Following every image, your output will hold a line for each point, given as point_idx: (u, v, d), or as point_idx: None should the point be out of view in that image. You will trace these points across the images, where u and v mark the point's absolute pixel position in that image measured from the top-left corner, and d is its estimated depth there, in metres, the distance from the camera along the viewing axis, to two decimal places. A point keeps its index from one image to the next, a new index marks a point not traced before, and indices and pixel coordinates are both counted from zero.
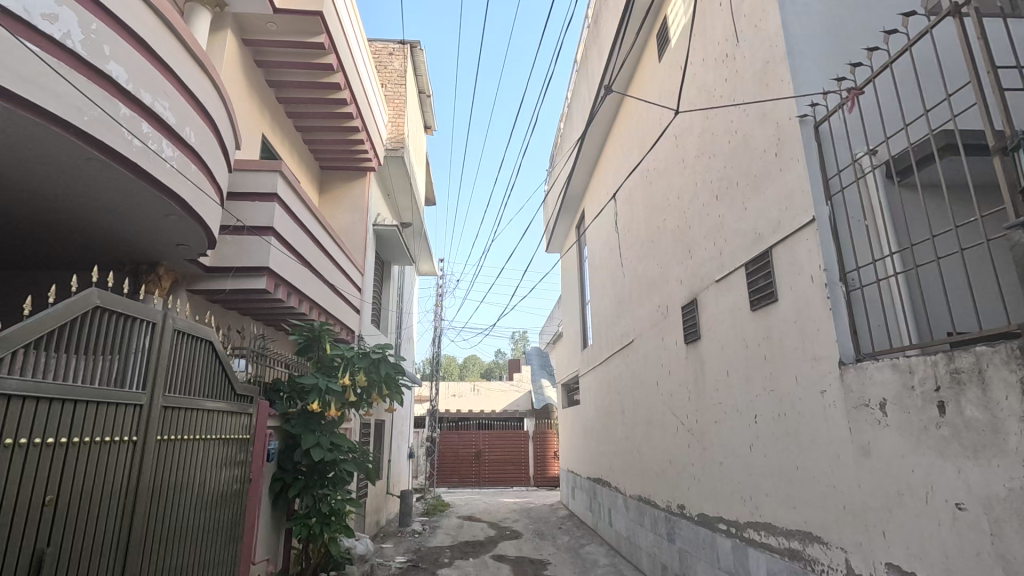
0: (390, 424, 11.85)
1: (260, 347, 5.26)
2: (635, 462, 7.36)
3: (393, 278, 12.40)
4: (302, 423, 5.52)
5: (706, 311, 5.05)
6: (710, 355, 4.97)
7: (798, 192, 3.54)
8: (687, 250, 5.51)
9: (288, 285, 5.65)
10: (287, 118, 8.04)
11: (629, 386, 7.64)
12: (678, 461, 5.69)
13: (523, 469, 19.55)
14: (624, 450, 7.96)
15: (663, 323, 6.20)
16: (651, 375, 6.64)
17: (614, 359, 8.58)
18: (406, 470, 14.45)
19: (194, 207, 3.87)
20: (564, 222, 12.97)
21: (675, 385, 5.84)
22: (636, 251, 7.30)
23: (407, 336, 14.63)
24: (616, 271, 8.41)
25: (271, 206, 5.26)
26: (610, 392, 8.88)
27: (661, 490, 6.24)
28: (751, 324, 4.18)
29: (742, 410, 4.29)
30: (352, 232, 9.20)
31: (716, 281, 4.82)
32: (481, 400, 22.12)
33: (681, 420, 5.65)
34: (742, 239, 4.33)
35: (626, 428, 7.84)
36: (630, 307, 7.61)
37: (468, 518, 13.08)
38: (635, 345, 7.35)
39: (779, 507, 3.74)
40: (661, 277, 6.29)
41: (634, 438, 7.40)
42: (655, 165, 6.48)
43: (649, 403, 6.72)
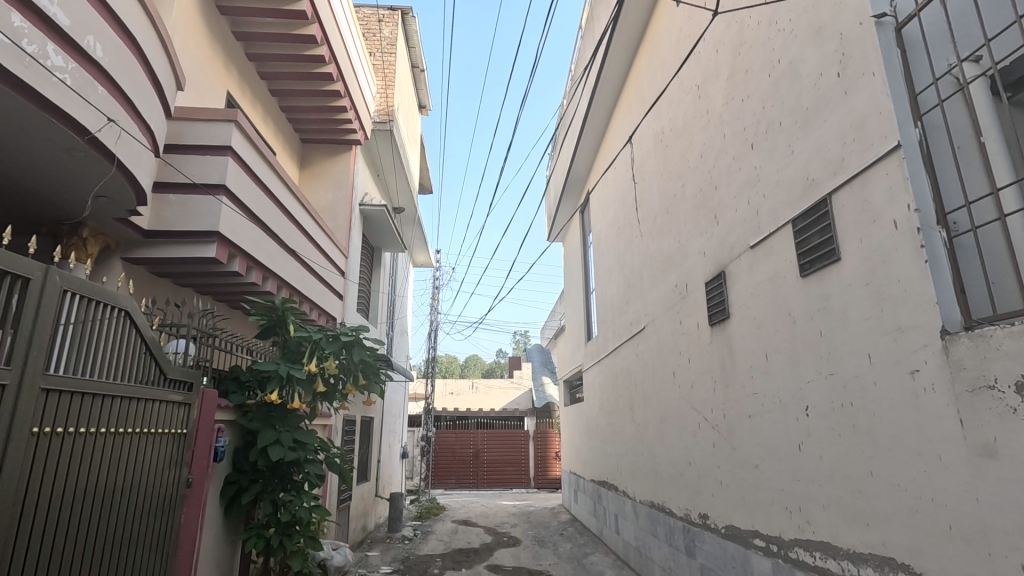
0: (379, 422, 11.06)
1: (209, 327, 4.45)
2: (646, 465, 6.57)
3: (384, 266, 11.62)
4: (262, 418, 4.71)
5: (736, 284, 4.25)
6: (741, 336, 4.17)
7: (873, 117, 2.73)
8: (710, 216, 4.72)
9: (245, 255, 4.86)
10: (260, 80, 7.19)
11: (640, 379, 6.84)
12: (699, 464, 4.90)
13: (523, 471, 18.77)
14: (633, 451, 7.16)
15: (681, 306, 5.41)
16: (666, 365, 5.84)
17: (622, 350, 7.79)
18: (399, 470, 13.69)
19: (100, 138, 3.09)
20: (568, 207, 12.16)
21: (696, 375, 5.03)
22: (649, 227, 6.50)
23: (399, 329, 13.84)
24: (625, 252, 7.61)
25: (224, 160, 4.50)
26: (617, 388, 8.09)
27: (678, 496, 5.45)
28: (799, 294, 3.38)
29: (786, 402, 3.50)
30: (335, 210, 8.42)
31: (749, 248, 4.02)
32: (480, 398, 21.34)
33: (703, 415, 4.85)
34: (786, 191, 3.54)
35: (636, 426, 7.04)
36: (641, 291, 6.81)
37: (463, 522, 12.30)
38: (647, 333, 6.55)
39: (841, 522, 2.94)
40: (679, 252, 5.49)
41: (645, 437, 6.60)
42: (672, 125, 5.69)
43: (663, 397, 5.93)
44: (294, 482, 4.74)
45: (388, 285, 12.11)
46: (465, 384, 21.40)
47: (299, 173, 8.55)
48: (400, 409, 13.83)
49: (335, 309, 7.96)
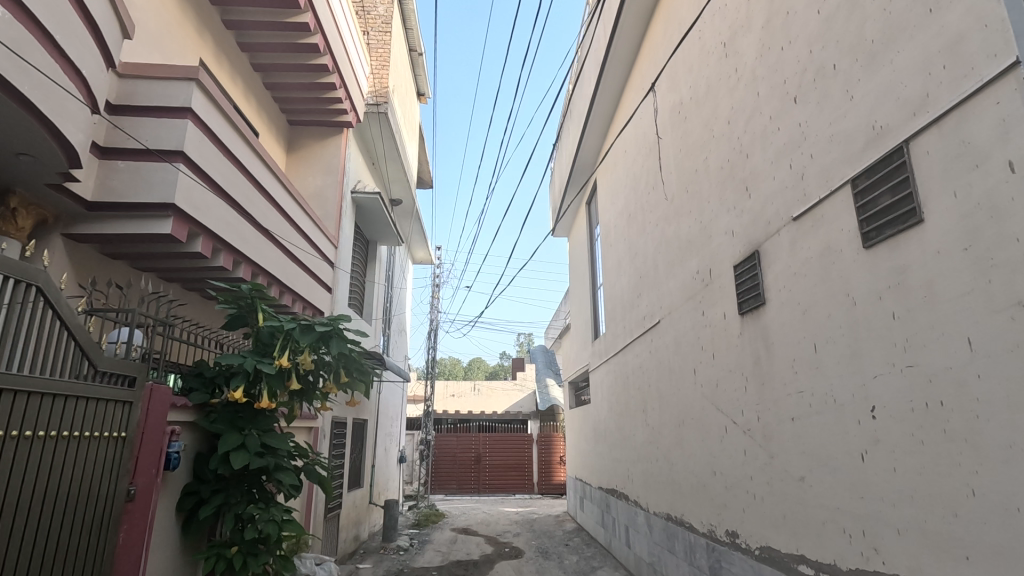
0: (374, 424, 10.45)
1: (165, 314, 3.87)
2: (662, 473, 5.95)
3: (380, 260, 11.05)
4: (227, 420, 4.12)
5: (774, 264, 3.64)
6: (780, 325, 3.56)
7: (973, 33, 2.13)
8: (740, 189, 4.12)
9: (209, 234, 4.28)
10: (241, 52, 6.59)
11: (655, 378, 6.22)
12: (727, 474, 4.29)
13: (526, 476, 18.12)
14: (647, 459, 6.54)
15: (704, 295, 4.80)
16: (685, 360, 5.24)
17: (633, 347, 7.18)
18: (397, 475, 13.10)
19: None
20: (573, 198, 11.56)
21: (723, 372, 4.43)
22: (665, 210, 5.90)
23: (397, 328, 13.24)
24: (638, 241, 7.01)
25: (182, 124, 3.93)
26: (628, 389, 7.46)
27: (700, 510, 4.83)
28: (860, 269, 2.77)
29: (842, 402, 2.89)
30: (324, 196, 7.87)
31: (792, 221, 3.41)
32: (482, 401, 20.70)
33: (732, 418, 4.24)
34: (842, 148, 2.94)
35: (651, 431, 6.42)
36: (655, 281, 6.20)
37: (462, 530, 11.67)
38: (663, 328, 5.94)
39: (925, 553, 2.33)
40: (701, 234, 4.89)
41: (661, 443, 5.98)
42: (693, 93, 5.09)
43: (683, 398, 5.31)
44: (264, 492, 4.15)
45: (385, 280, 11.55)
46: (467, 386, 20.75)
47: (286, 158, 7.98)
48: (398, 411, 13.24)
49: (322, 302, 7.39)
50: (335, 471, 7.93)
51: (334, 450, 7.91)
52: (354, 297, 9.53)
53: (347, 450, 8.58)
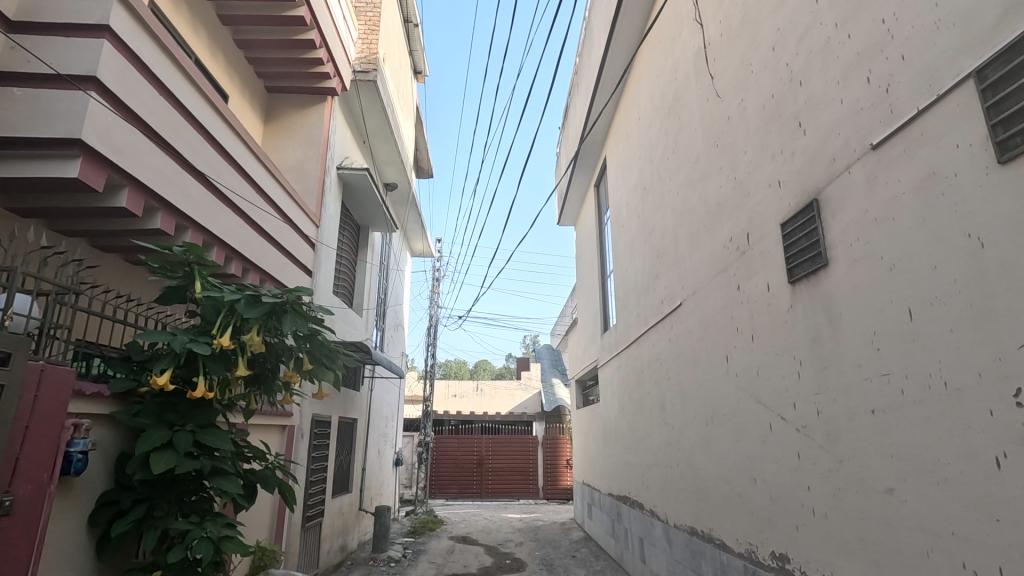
0: (364, 424, 9.68)
1: (71, 279, 3.10)
2: (684, 481, 5.13)
3: (372, 247, 10.29)
4: (154, 414, 3.33)
5: (842, 212, 2.83)
6: (852, 289, 2.74)
7: None
8: (789, 128, 3.32)
9: (137, 185, 3.53)
10: (206, 2, 5.86)
11: (675, 370, 5.41)
12: (772, 483, 3.47)
13: (531, 480, 17.30)
14: (665, 463, 5.71)
15: (740, 266, 3.99)
16: (715, 346, 4.42)
17: (649, 336, 6.37)
18: (392, 479, 12.32)
19: None
20: (581, 182, 10.76)
21: (766, 357, 3.61)
22: (688, 174, 5.10)
23: (392, 322, 12.47)
24: (654, 216, 6.20)
25: (97, 44, 3.19)
26: (642, 385, 6.65)
27: (735, 526, 4.01)
28: (991, 195, 1.96)
29: (959, 385, 2.08)
30: (304, 170, 7.12)
31: (869, 151, 2.61)
32: (485, 402, 19.89)
33: (779, 413, 3.42)
34: (955, 36, 2.14)
35: (669, 431, 5.61)
36: (676, 258, 5.40)
37: (461, 539, 10.86)
38: (686, 312, 5.13)
39: None
40: (735, 194, 4.08)
41: (684, 445, 5.17)
42: (724, 27, 4.29)
43: (711, 390, 4.50)
44: (199, 503, 3.38)
45: (379, 270, 10.80)
46: (469, 386, 19.94)
47: (262, 129, 7.23)
48: (394, 411, 12.47)
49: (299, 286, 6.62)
50: (316, 475, 7.16)
51: (315, 451, 7.15)
52: (342, 285, 8.78)
53: (331, 452, 7.81)
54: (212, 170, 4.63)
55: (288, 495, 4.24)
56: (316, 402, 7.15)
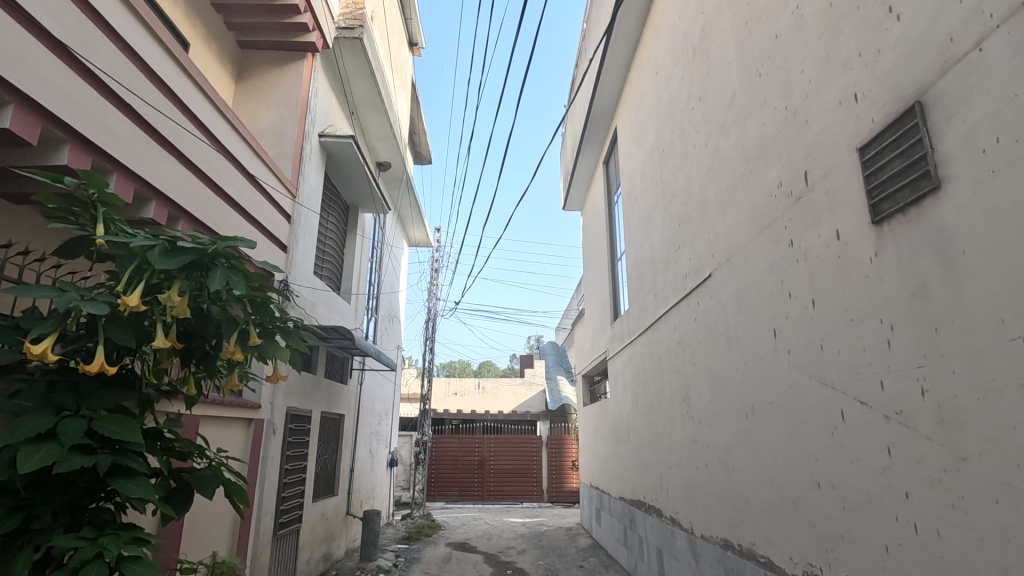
0: (352, 421, 8.89)
1: None
2: (714, 484, 4.33)
3: (363, 229, 9.52)
4: (39, 396, 2.53)
5: (964, 110, 2.03)
6: (984, 215, 1.94)
7: None
8: (872, 19, 2.52)
9: (27, 105, 2.79)
10: None
11: (703, 353, 4.61)
12: (847, 488, 2.68)
13: (535, 482, 16.48)
14: (690, 464, 4.91)
15: (794, 216, 3.19)
16: (758, 320, 3.62)
17: (669, 318, 5.57)
18: (386, 480, 11.56)
19: None
20: (588, 160, 9.98)
21: (834, 325, 2.81)
22: (719, 120, 4.31)
23: (386, 313, 11.69)
24: (675, 180, 5.40)
25: None
26: (661, 375, 5.85)
27: (788, 541, 3.20)
28: None
29: None
30: (279, 134, 6.36)
31: (1016, 11, 1.82)
32: (486, 400, 19.07)
33: (855, 397, 2.63)
34: None
35: (695, 426, 4.81)
36: (704, 222, 4.61)
37: (459, 546, 10.07)
38: (716, 284, 4.34)
39: None
40: (786, 128, 3.28)
41: (714, 441, 4.36)
42: None
43: (752, 373, 3.70)
44: (100, 513, 2.59)
45: (370, 255, 10.04)
46: (471, 384, 19.14)
47: (234, 89, 6.48)
48: (388, 408, 11.70)
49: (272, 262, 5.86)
50: (293, 476, 6.39)
51: (291, 449, 6.37)
52: (326, 268, 8.02)
53: (313, 451, 7.05)
54: (151, 111, 3.88)
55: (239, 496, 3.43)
56: (293, 395, 6.39)
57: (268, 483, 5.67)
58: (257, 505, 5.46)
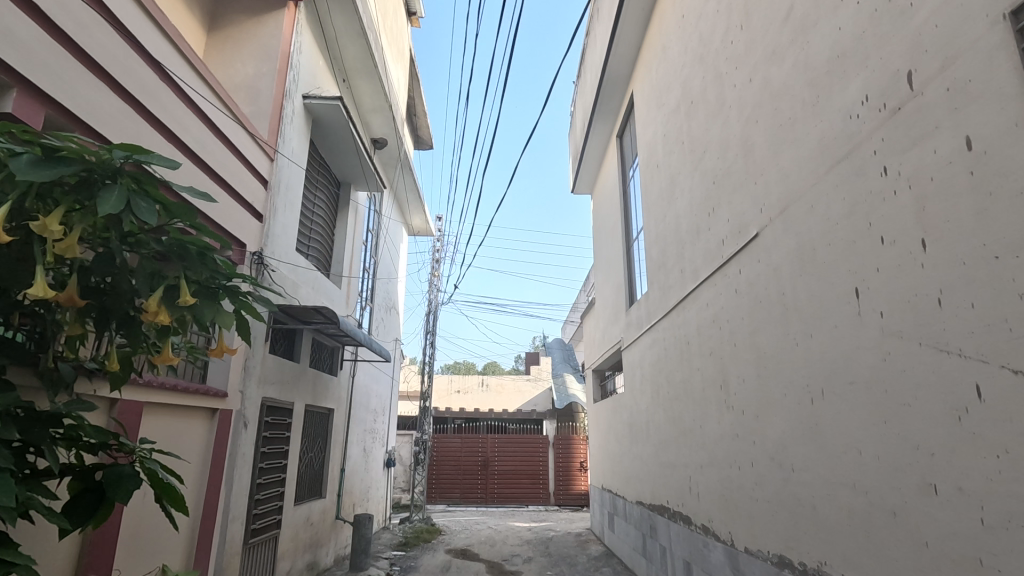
0: (343, 418, 8.16)
1: None
2: (764, 487, 3.57)
3: (356, 209, 8.80)
4: None
5: None
6: None
7: None
8: None
9: None
10: None
11: (748, 330, 3.86)
12: (988, 493, 1.92)
13: (541, 484, 15.72)
14: (729, 463, 4.14)
15: (890, 135, 2.44)
16: (832, 279, 2.86)
17: (700, 294, 4.81)
18: (383, 482, 10.82)
19: None
20: (600, 135, 9.23)
21: (961, 268, 2.05)
22: (769, 45, 3.56)
23: (384, 303, 10.97)
24: (709, 131, 4.64)
25: None
26: (690, 361, 5.08)
27: (883, 562, 2.44)
28: None
29: None
30: (255, 89, 5.63)
31: None
32: (490, 399, 18.31)
33: (1003, 364, 1.87)
34: None
35: (736, 418, 4.04)
36: (748, 172, 3.85)
37: (460, 553, 9.31)
38: (768, 243, 3.58)
39: None
40: (876, 23, 2.53)
41: (763, 433, 3.61)
42: None
43: (823, 347, 2.94)
44: None
45: (364, 239, 9.32)
46: (474, 382, 18.40)
47: (205, 41, 5.76)
48: (385, 404, 10.97)
49: (246, 232, 5.14)
50: (270, 476, 5.66)
51: (268, 445, 5.63)
52: (314, 247, 7.30)
53: (294, 448, 6.33)
54: (75, 24, 3.17)
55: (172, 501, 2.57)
56: (271, 384, 5.66)
57: (238, 483, 4.93)
58: (224, 509, 4.73)
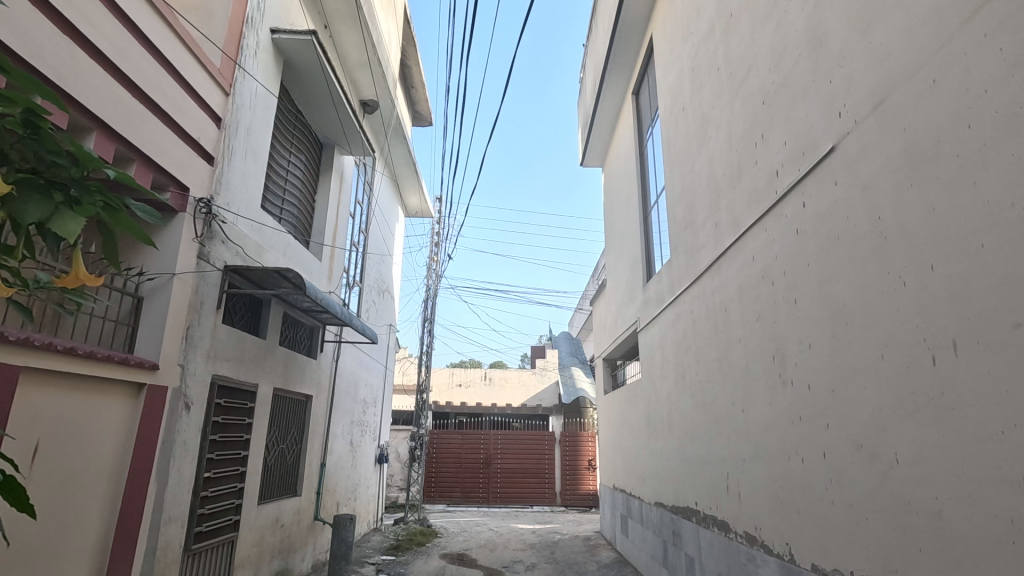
0: (324, 407, 7.29)
1: None
2: (843, 485, 2.66)
3: (341, 175, 7.93)
4: None
5: None
6: None
7: None
8: None
9: None
10: None
11: (815, 279, 2.95)
12: None
13: (546, 483, 14.81)
14: (786, 454, 3.23)
15: None
16: (972, 177, 1.95)
17: (743, 248, 3.89)
18: (374, 480, 9.96)
19: None
20: (614, 95, 8.33)
21: None
22: None
23: (376, 284, 10.09)
24: (755, 41, 3.73)
25: None
26: (726, 332, 4.16)
27: None
28: None
29: None
30: (207, 11, 4.75)
31: None
32: (494, 393, 17.37)
33: None
34: None
35: (797, 395, 3.13)
36: (819, 70, 2.93)
37: (456, 558, 8.43)
38: (849, 157, 2.67)
39: None
40: None
41: (842, 412, 2.70)
42: None
43: (953, 281, 2.02)
44: None
45: (352, 210, 8.43)
46: (477, 375, 17.36)
47: None
48: (377, 395, 10.08)
49: (193, 175, 4.29)
50: (223, 469, 4.79)
51: (221, 432, 4.76)
52: (288, 210, 6.43)
53: (258, 438, 5.46)
54: None
55: (8, 497, 1.15)
56: (225, 361, 4.79)
57: (177, 477, 4.07)
58: (157, 508, 3.87)
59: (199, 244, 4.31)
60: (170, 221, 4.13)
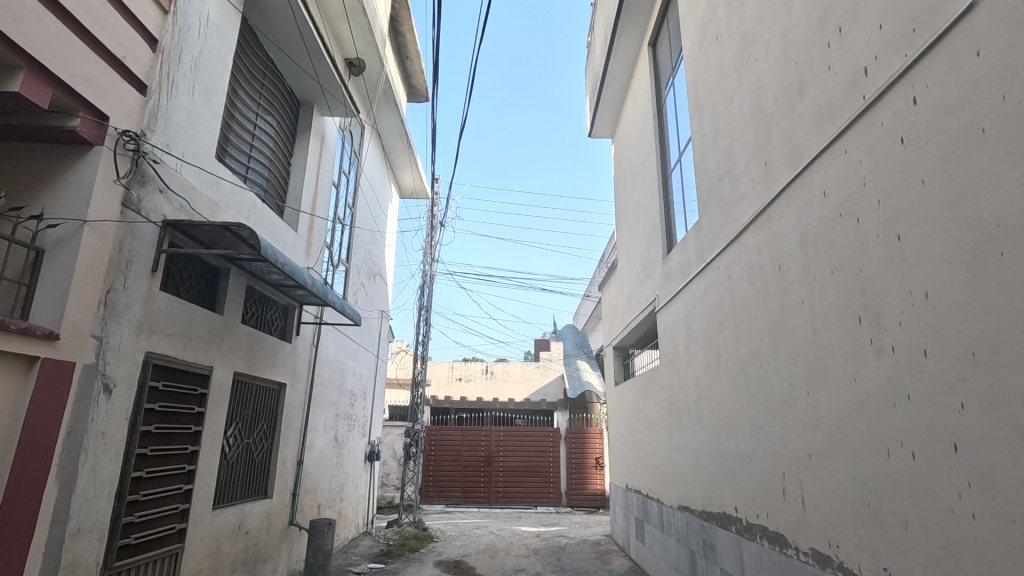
0: (301, 398, 6.47)
1: None
2: (996, 493, 1.82)
3: (322, 139, 7.09)
4: None
5: None
6: None
7: None
8: None
9: None
10: None
11: (937, 199, 2.10)
12: None
13: (551, 483, 13.97)
14: (885, 448, 2.38)
15: None
16: None
17: (807, 185, 3.04)
18: (363, 479, 9.15)
19: None
20: (627, 50, 7.47)
21: None
22: None
23: (367, 266, 9.27)
24: None
25: None
26: (782, 295, 3.32)
27: None
28: None
29: None
30: None
31: None
32: (495, 387, 16.46)
33: None
34: None
35: (902, 366, 2.29)
36: None
37: (452, 566, 7.61)
38: (1006, 8, 1.82)
39: None
40: None
41: (995, 386, 1.84)
42: None
43: None
44: None
45: (335, 180, 7.59)
46: (478, 369, 16.45)
47: None
48: (366, 387, 9.26)
49: (117, 102, 3.45)
50: (163, 467, 3.96)
51: (161, 423, 3.94)
52: (254, 169, 5.60)
53: (214, 430, 4.64)
54: None
55: None
56: (166, 337, 3.96)
57: (94, 477, 3.26)
58: (64, 516, 3.06)
59: (124, 187, 3.48)
60: (85, 156, 3.29)
